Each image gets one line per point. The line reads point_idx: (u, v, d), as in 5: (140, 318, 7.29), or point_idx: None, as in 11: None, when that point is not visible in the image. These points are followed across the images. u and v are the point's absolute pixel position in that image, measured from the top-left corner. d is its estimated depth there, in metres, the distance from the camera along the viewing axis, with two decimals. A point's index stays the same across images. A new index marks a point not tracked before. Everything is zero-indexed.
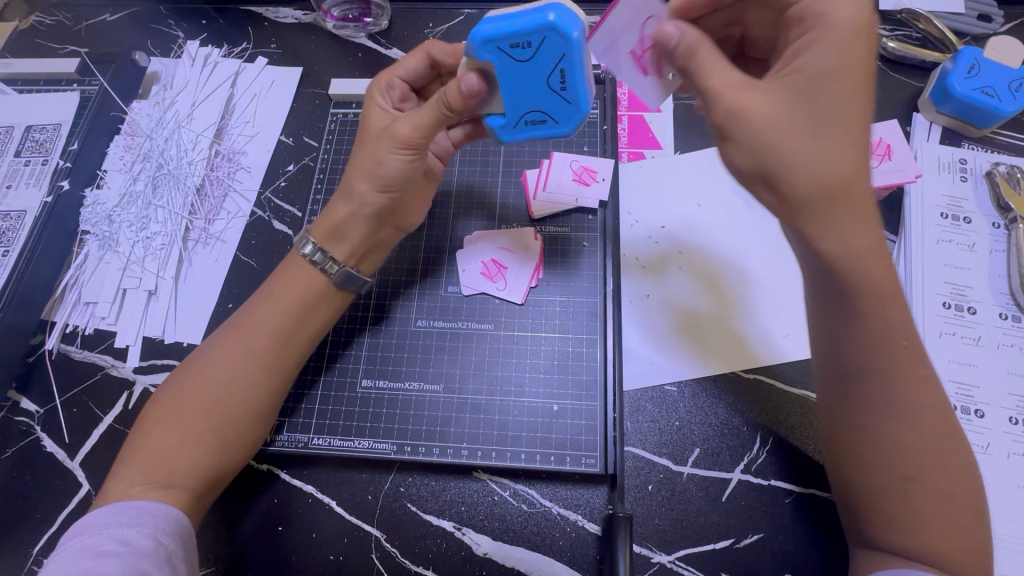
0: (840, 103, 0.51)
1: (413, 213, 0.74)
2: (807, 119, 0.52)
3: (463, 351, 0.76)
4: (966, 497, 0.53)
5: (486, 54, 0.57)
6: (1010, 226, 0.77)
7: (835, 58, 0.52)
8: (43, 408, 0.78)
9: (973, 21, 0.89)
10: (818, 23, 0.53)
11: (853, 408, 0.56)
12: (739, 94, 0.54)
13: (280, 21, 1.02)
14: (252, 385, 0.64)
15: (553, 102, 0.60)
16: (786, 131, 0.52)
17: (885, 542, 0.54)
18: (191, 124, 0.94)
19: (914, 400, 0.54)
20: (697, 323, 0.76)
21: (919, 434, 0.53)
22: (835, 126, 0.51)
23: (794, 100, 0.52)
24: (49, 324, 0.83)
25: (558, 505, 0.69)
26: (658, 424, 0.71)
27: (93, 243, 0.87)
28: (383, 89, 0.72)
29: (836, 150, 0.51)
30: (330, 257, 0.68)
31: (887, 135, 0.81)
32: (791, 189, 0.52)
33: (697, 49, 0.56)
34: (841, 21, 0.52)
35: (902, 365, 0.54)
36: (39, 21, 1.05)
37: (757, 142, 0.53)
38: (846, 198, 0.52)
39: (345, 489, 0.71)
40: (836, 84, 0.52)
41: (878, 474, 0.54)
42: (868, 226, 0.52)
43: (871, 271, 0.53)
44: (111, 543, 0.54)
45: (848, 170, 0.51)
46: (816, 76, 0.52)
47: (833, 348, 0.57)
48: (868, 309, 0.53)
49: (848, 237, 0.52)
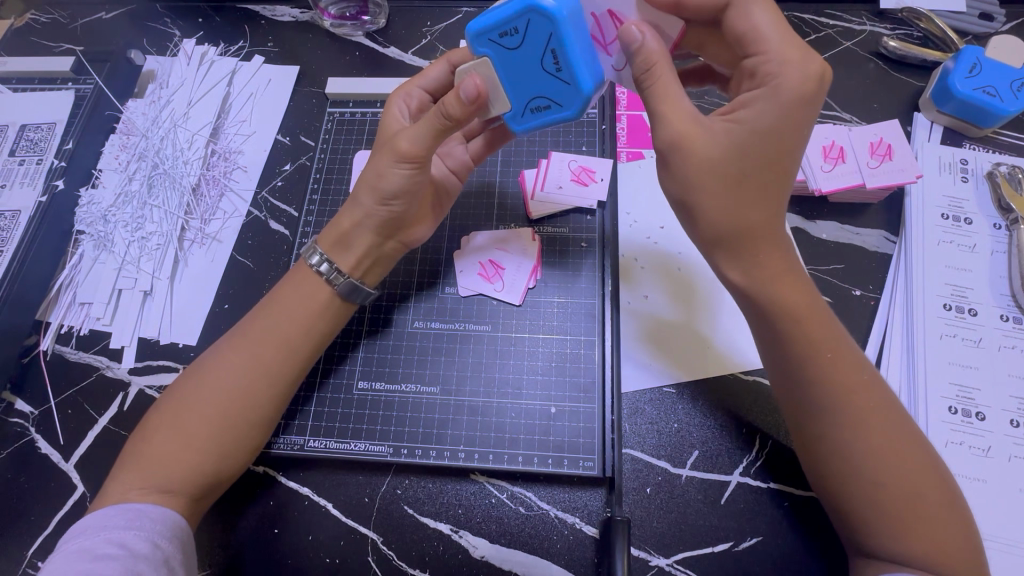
0: (768, 160, 0.54)
1: (418, 228, 0.73)
2: (736, 169, 0.54)
3: (460, 353, 0.76)
4: (940, 494, 0.53)
5: (481, 47, 0.57)
6: (1011, 227, 0.77)
7: (776, 116, 0.53)
8: (38, 409, 0.77)
9: (975, 20, 0.89)
10: (768, 82, 0.53)
11: (806, 417, 0.56)
12: (686, 126, 0.54)
13: (277, 19, 1.01)
14: (255, 394, 0.63)
15: (555, 87, 0.58)
16: (711, 177, 0.54)
17: (874, 547, 0.53)
18: (186, 123, 0.93)
19: (862, 405, 0.54)
20: (666, 330, 0.76)
21: (875, 436, 0.53)
22: (755, 180, 0.54)
23: (733, 146, 0.53)
24: (43, 325, 0.82)
25: (556, 508, 0.68)
26: (656, 426, 0.71)
27: (87, 243, 0.86)
28: (404, 98, 0.71)
29: (753, 203, 0.55)
30: (337, 269, 0.68)
31: (888, 136, 0.80)
32: (709, 227, 0.57)
33: (653, 64, 0.54)
34: (786, 87, 0.52)
35: (838, 372, 0.55)
36: (34, 19, 1.04)
37: (688, 178, 0.55)
38: (757, 242, 0.56)
39: (341, 491, 0.71)
40: (771, 143, 0.53)
41: (852, 482, 0.54)
42: (773, 263, 0.56)
43: (787, 302, 0.56)
44: (107, 546, 0.54)
45: (757, 221, 0.55)
46: (751, 132, 0.53)
47: (775, 360, 0.58)
48: (795, 331, 0.56)
49: (753, 269, 0.57)
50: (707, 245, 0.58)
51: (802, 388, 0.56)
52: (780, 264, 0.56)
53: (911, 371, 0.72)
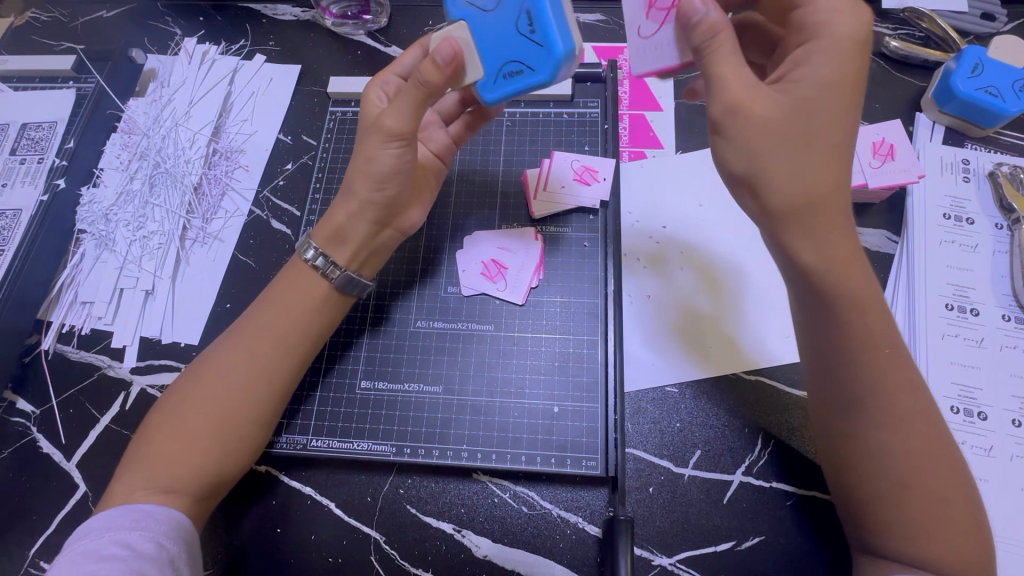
0: (832, 118, 0.53)
1: (411, 212, 0.72)
2: (801, 132, 0.52)
3: (463, 352, 0.76)
4: (965, 502, 0.53)
5: (457, 12, 0.61)
6: (1013, 227, 0.77)
7: (834, 72, 0.52)
8: (39, 408, 0.77)
9: (977, 20, 0.89)
10: (821, 33, 0.53)
11: (842, 413, 0.56)
12: (747, 95, 0.53)
13: (278, 18, 1.01)
14: (255, 391, 0.63)
15: (525, 48, 0.58)
16: (782, 141, 0.53)
17: (885, 549, 0.53)
18: (188, 122, 0.93)
19: (906, 405, 0.54)
20: (692, 327, 0.75)
21: (909, 440, 0.53)
22: (825, 144, 0.53)
23: (794, 108, 0.53)
24: (45, 324, 0.82)
25: (559, 508, 0.68)
26: (659, 426, 0.71)
27: (90, 242, 0.86)
28: (381, 86, 0.70)
29: (821, 168, 0.53)
30: (332, 262, 0.67)
31: (891, 136, 0.80)
32: (772, 203, 0.54)
33: (718, 34, 0.53)
34: (842, 34, 0.52)
35: (887, 368, 0.54)
36: (34, 17, 1.04)
37: (753, 148, 0.53)
38: (827, 213, 0.54)
39: (344, 490, 0.71)
40: (833, 98, 0.52)
41: (878, 481, 0.54)
42: (838, 240, 0.54)
43: (851, 282, 0.54)
44: (112, 546, 0.54)
45: (827, 186, 0.53)
46: (816, 90, 0.52)
47: (821, 352, 0.58)
48: (852, 319, 0.55)
49: (825, 246, 0.54)
50: (770, 223, 0.56)
51: (843, 382, 0.56)
52: (844, 242, 0.55)
53: None
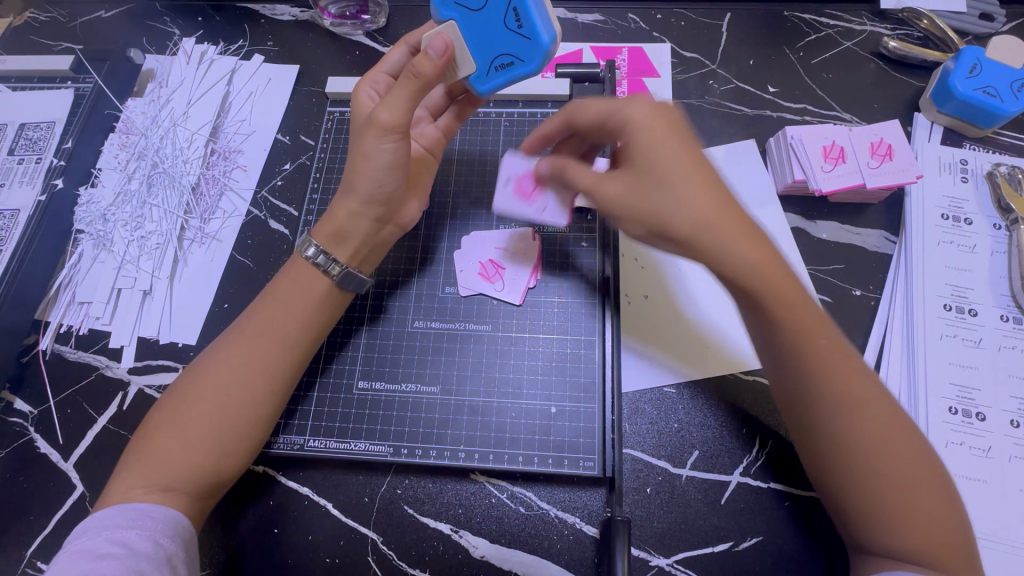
0: (661, 167, 0.55)
1: (410, 208, 0.73)
2: (643, 189, 0.55)
3: (461, 352, 0.75)
4: (937, 486, 0.53)
5: (445, 10, 0.60)
6: (1011, 228, 0.77)
7: (640, 135, 0.56)
8: (36, 409, 0.77)
9: (976, 20, 0.89)
10: (615, 117, 0.59)
11: (804, 409, 0.56)
12: (596, 185, 0.59)
13: (276, 19, 1.01)
14: (255, 391, 0.63)
15: (516, 42, 0.59)
16: (635, 207, 0.56)
17: (869, 542, 0.54)
18: (186, 122, 0.93)
19: (854, 395, 0.54)
20: (685, 329, 0.76)
21: (870, 429, 0.53)
22: (674, 186, 0.54)
23: (631, 180, 0.56)
24: (42, 325, 0.82)
25: (556, 508, 0.68)
26: (657, 426, 0.71)
27: (87, 242, 0.86)
28: (371, 84, 0.71)
29: (682, 202, 0.54)
30: (332, 258, 0.67)
31: (890, 136, 0.79)
32: (680, 238, 0.54)
33: (563, 167, 0.64)
34: (627, 111, 0.57)
35: (825, 366, 0.54)
36: (33, 17, 1.04)
37: (634, 211, 0.56)
38: (704, 241, 0.53)
39: (341, 490, 0.71)
40: (653, 153, 0.55)
41: (847, 473, 0.53)
42: (744, 248, 0.53)
43: (777, 288, 0.53)
44: (109, 545, 0.54)
45: (690, 218, 0.53)
46: (636, 155, 0.56)
47: (772, 357, 0.57)
48: (789, 323, 0.54)
49: (729, 261, 0.53)
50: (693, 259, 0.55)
51: (797, 381, 0.55)
52: (746, 251, 0.53)
53: (911, 371, 0.72)
